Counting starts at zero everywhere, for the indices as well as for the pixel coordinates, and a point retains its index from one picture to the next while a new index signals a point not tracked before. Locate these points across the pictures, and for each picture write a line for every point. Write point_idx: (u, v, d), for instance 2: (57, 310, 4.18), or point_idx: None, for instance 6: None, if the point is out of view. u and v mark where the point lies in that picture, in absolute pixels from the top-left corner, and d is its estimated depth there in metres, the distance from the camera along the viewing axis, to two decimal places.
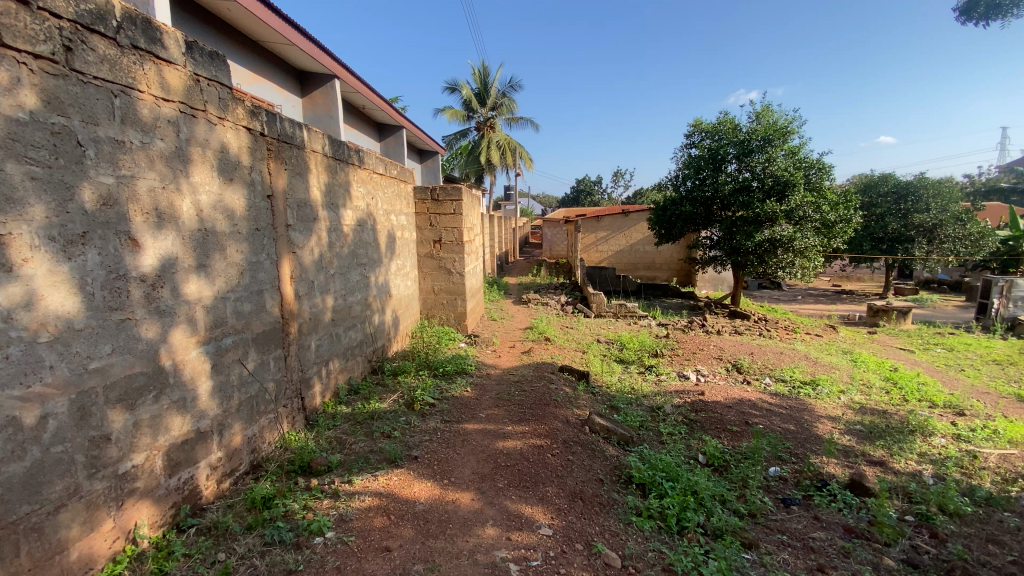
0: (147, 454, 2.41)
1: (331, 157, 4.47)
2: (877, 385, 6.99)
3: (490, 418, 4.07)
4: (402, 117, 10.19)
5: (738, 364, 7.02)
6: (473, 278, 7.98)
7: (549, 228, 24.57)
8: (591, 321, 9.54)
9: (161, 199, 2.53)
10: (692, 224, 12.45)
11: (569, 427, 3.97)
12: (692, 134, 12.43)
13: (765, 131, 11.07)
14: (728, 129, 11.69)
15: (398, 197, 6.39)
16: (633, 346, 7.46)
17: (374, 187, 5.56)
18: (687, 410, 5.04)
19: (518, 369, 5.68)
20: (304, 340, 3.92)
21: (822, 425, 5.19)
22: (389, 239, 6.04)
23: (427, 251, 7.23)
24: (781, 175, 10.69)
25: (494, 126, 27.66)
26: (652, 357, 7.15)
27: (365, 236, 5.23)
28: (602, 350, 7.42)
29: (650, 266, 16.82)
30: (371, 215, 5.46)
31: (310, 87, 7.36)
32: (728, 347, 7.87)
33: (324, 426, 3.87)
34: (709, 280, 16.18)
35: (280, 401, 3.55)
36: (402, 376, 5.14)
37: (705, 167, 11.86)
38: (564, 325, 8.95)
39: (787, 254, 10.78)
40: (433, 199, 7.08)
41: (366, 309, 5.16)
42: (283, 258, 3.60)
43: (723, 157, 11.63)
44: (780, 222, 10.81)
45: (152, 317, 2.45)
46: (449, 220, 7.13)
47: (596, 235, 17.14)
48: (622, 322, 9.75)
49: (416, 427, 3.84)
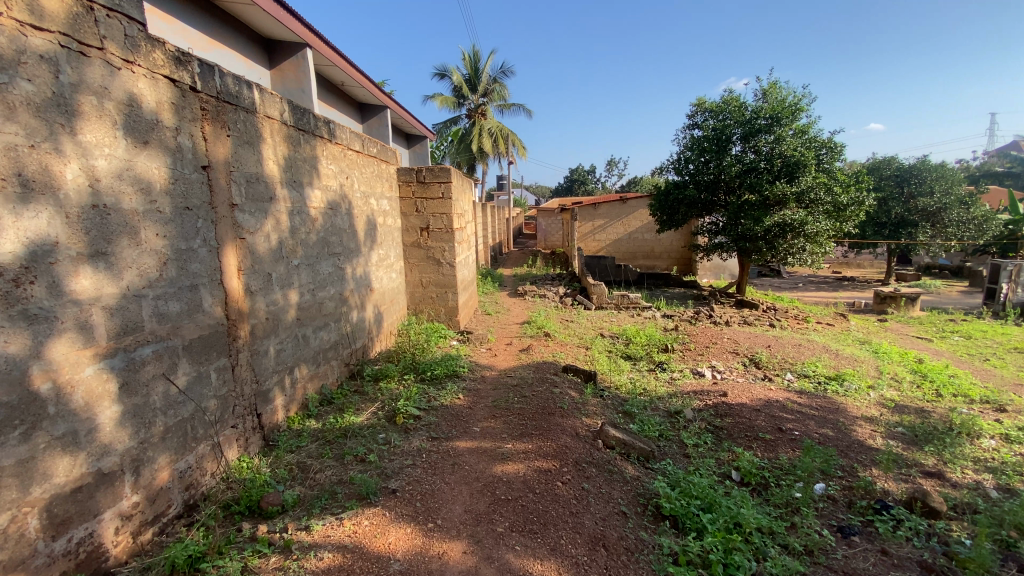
0: (13, 514, 1.76)
1: (292, 126, 3.77)
2: (908, 379, 6.43)
3: (486, 434, 3.42)
4: (385, 96, 9.43)
5: (756, 358, 6.43)
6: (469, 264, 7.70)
7: (544, 217, 23.92)
8: (591, 315, 8.88)
9: (29, 163, 1.85)
10: (695, 209, 11.77)
11: (580, 444, 3.32)
12: (694, 114, 11.75)
13: (773, 110, 10.43)
14: (733, 108, 11.01)
15: (378, 178, 5.69)
16: (640, 341, 6.84)
17: (349, 166, 4.87)
18: (710, 415, 4.41)
19: (517, 370, 5.04)
20: (261, 344, 3.25)
21: (861, 429, 4.60)
22: (370, 225, 5.36)
23: (413, 240, 6.55)
24: (791, 155, 10.03)
25: (485, 113, 26.83)
26: (661, 352, 6.51)
27: (339, 222, 4.55)
28: (607, 345, 6.79)
29: (649, 255, 16.24)
30: (346, 197, 4.76)
31: (280, 57, 6.59)
32: (742, 339, 7.27)
33: (287, 448, 3.21)
34: (711, 267, 15.76)
35: (226, 422, 2.89)
36: (383, 382, 4.47)
37: (709, 149, 11.20)
38: (564, 318, 8.32)
39: (799, 239, 10.09)
40: (419, 181, 6.40)
41: (341, 305, 4.48)
42: (226, 245, 2.92)
43: (728, 138, 11.00)
44: (790, 205, 10.17)
45: (16, 325, 1.78)
46: (437, 205, 6.45)
47: (594, 224, 16.48)
48: (622, 314, 9.11)
49: (397, 448, 3.17)
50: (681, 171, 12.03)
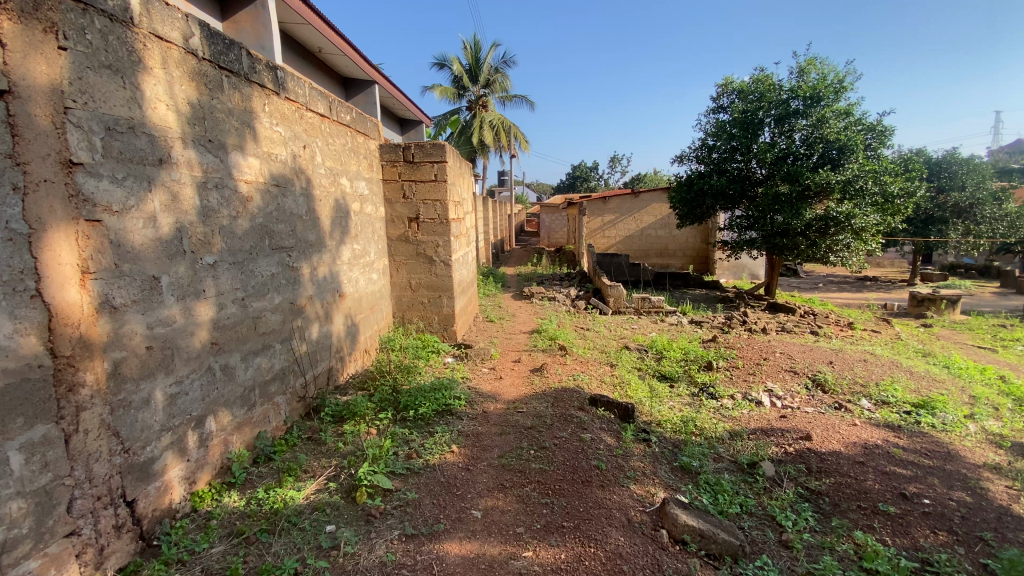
0: None
1: (207, 62, 2.58)
2: (1007, 405, 5.21)
3: (493, 528, 2.22)
4: (372, 70, 8.20)
5: (819, 379, 5.23)
6: (469, 263, 6.47)
7: (548, 213, 22.73)
8: (607, 322, 7.65)
9: None
10: (720, 201, 10.52)
11: (639, 548, 2.12)
12: (720, 95, 10.48)
13: (813, 89, 9.17)
14: (766, 87, 9.74)
15: (352, 153, 4.48)
16: (674, 357, 5.64)
17: (308, 132, 3.66)
18: (798, 471, 3.21)
19: (531, 402, 3.82)
20: (134, 389, 2.07)
21: (997, 487, 3.40)
22: (340, 212, 4.15)
23: (400, 233, 5.34)
24: (836, 138, 8.76)
25: (487, 105, 25.59)
26: (703, 372, 5.29)
27: (290, 205, 3.34)
28: (635, 360, 5.59)
29: (663, 253, 15.05)
30: (303, 172, 3.55)
31: (235, 6, 5.38)
32: (794, 352, 6.06)
33: (175, 555, 2.01)
34: (728, 268, 14.70)
35: (51, 529, 1.72)
36: (350, 424, 3.26)
37: (737, 134, 9.95)
38: (579, 326, 7.11)
39: (843, 235, 8.85)
40: (407, 161, 5.20)
41: (291, 318, 3.28)
42: (52, 231, 1.73)
43: (759, 121, 9.73)
44: (834, 196, 8.91)
45: None
46: (428, 189, 5.23)
47: (603, 219, 15.18)
48: (643, 321, 7.87)
49: (349, 562, 1.96)
50: (704, 160, 10.76)
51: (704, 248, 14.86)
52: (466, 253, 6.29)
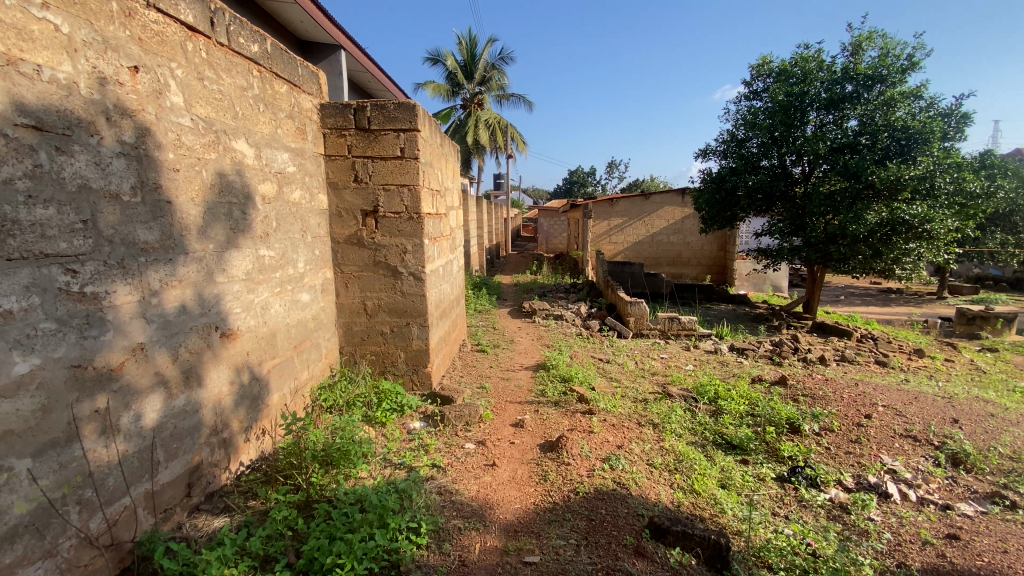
0: None
1: None
2: None
3: None
4: (337, 30, 6.50)
5: (957, 452, 3.59)
6: (453, 276, 4.77)
7: (545, 217, 21.14)
8: (629, 351, 5.94)
9: None
10: (756, 203, 8.85)
11: None
12: (755, 79, 8.90)
13: (871, 68, 7.62)
14: (814, 67, 8.16)
15: (263, 104, 2.82)
16: (738, 412, 4.01)
17: (148, 47, 2.01)
18: None
19: (548, 530, 2.18)
20: None
21: None
22: (229, 196, 2.49)
23: (350, 233, 3.65)
24: (908, 124, 7.11)
25: (482, 102, 23.99)
26: (788, 440, 3.63)
27: (78, 173, 1.70)
28: (684, 416, 3.93)
29: (675, 261, 13.44)
30: (128, 115, 1.90)
31: None
32: (896, 401, 4.43)
33: None
34: (749, 279, 13.18)
35: None
36: None
37: (778, 123, 8.34)
38: (596, 356, 5.45)
39: (915, 243, 7.12)
40: (360, 128, 3.55)
41: (67, 398, 1.63)
42: None
43: (804, 108, 8.17)
44: (905, 196, 7.11)
45: None
46: (391, 169, 3.57)
47: (611, 223, 13.45)
48: (673, 351, 6.18)
49: None
50: (735, 155, 9.15)
51: (720, 255, 13.34)
52: (449, 261, 4.59)
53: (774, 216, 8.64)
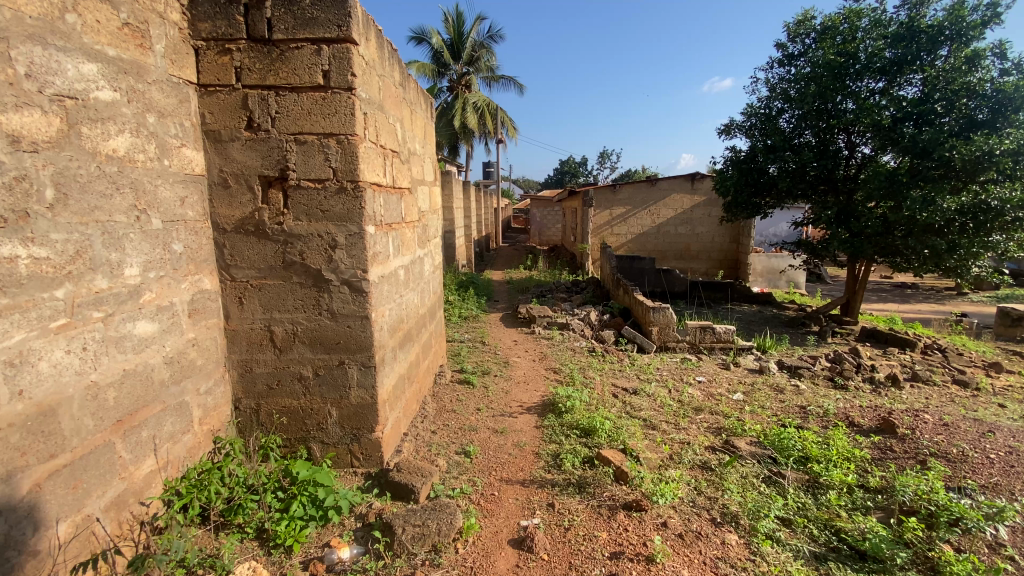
0: None
1: None
2: None
3: None
4: None
5: None
6: (425, 279, 3.35)
7: (538, 206, 19.65)
8: (658, 375, 4.51)
9: None
10: (792, 190, 7.44)
11: None
12: (796, 38, 7.49)
13: (943, 22, 6.24)
14: (872, 23, 6.82)
15: None
16: (842, 487, 2.73)
17: None
18: None
19: None
20: None
21: None
22: None
23: (243, 215, 2.21)
24: (993, 88, 5.76)
25: (471, 84, 22.30)
26: (946, 543, 2.31)
27: None
28: (773, 498, 2.58)
29: (684, 255, 12.00)
30: None
31: None
32: None
33: None
34: (762, 274, 12.02)
35: None
36: None
37: (824, 89, 6.97)
38: (617, 385, 4.05)
39: (999, 234, 5.96)
40: (255, 36, 2.10)
41: None
42: None
43: (857, 73, 6.80)
44: (991, 176, 5.76)
45: None
46: (309, 108, 2.14)
47: (612, 213, 11.84)
48: (711, 373, 4.80)
49: None
50: (766, 130, 7.72)
51: (733, 249, 11.92)
52: (418, 260, 3.17)
53: (813, 202, 7.28)
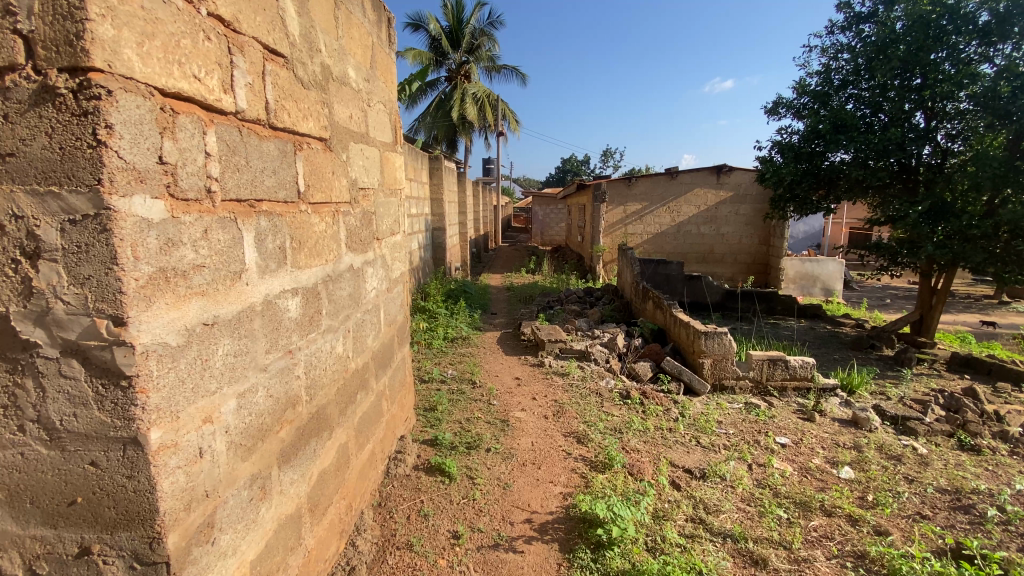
0: None
1: None
2: None
3: None
4: None
5: None
6: (372, 303, 1.95)
7: (540, 204, 18.21)
8: (725, 439, 3.08)
9: None
10: (862, 185, 5.87)
11: None
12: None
13: None
14: None
15: None
16: None
17: None
18: None
19: None
20: None
21: None
22: None
23: None
24: None
25: (470, 74, 20.81)
26: None
27: None
28: None
29: (707, 258, 10.60)
30: None
31: None
32: None
33: None
34: (795, 281, 10.61)
35: None
36: None
37: (909, 52, 5.47)
38: (676, 459, 2.64)
39: None
40: None
41: None
42: None
43: (951, 32, 5.25)
44: None
45: None
46: None
47: (627, 209, 10.38)
48: (794, 431, 3.38)
49: None
50: (822, 108, 6.22)
51: (763, 251, 10.56)
52: (357, 274, 1.77)
53: (891, 198, 5.79)
